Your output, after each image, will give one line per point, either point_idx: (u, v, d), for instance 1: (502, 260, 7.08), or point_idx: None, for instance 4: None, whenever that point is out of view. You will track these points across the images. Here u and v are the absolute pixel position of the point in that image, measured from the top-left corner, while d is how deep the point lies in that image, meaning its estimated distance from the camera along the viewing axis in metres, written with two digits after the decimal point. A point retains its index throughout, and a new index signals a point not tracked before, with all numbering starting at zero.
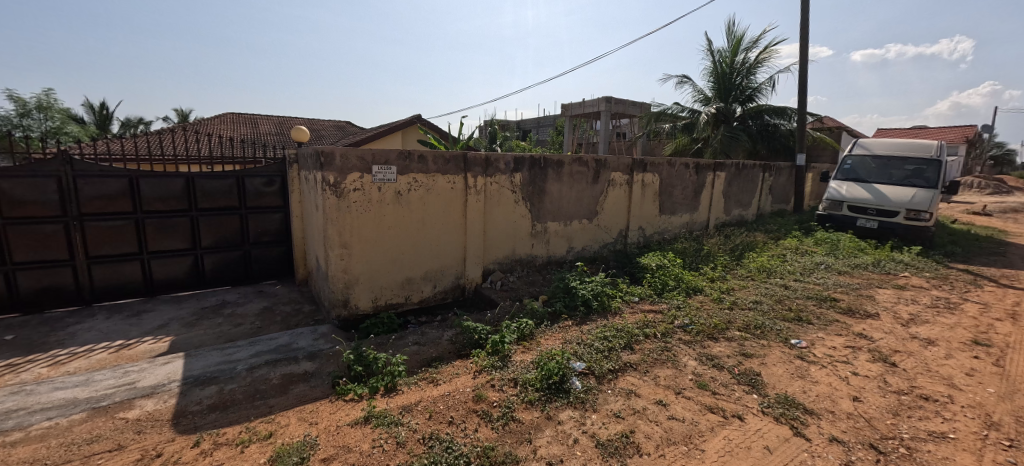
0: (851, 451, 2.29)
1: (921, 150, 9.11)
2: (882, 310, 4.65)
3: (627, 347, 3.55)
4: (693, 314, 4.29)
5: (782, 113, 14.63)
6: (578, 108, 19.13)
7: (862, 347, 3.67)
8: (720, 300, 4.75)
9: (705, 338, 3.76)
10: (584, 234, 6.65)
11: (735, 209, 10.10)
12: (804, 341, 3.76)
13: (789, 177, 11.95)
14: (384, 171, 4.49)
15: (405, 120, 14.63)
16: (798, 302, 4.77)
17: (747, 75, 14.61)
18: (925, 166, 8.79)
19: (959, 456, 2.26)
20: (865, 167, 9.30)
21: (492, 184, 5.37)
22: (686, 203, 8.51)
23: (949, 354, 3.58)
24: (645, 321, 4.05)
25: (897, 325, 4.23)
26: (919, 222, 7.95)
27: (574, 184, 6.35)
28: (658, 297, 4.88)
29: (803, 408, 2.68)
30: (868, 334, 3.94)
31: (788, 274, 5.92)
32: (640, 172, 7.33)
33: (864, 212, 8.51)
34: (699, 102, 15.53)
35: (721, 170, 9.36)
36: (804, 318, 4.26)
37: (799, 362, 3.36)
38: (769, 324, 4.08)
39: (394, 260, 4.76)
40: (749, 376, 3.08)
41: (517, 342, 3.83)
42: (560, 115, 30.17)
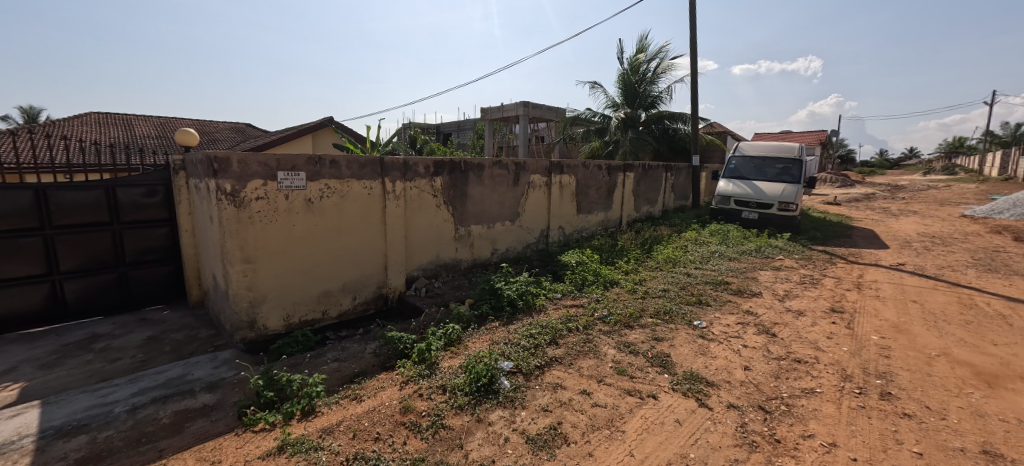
0: (745, 413, 2.61)
1: (787, 151, 10.64)
2: (764, 289, 5.36)
3: (553, 342, 3.68)
4: (611, 305, 4.58)
5: (680, 118, 16.16)
6: (497, 112, 19.40)
7: (749, 322, 4.20)
8: (634, 291, 5.12)
9: (622, 326, 4.03)
10: (508, 236, 6.76)
11: (643, 206, 10.96)
12: (704, 321, 4.19)
13: (688, 177, 13.26)
14: (291, 178, 4.16)
15: (316, 122, 13.68)
16: (699, 287, 5.32)
17: (650, 84, 15.99)
18: (791, 165, 10.28)
19: (825, 406, 2.68)
20: (746, 166, 10.64)
21: (411, 189, 5.23)
22: (601, 202, 9.05)
23: (815, 322, 4.23)
24: (568, 316, 4.23)
25: (775, 301, 4.91)
26: (788, 213, 9.28)
27: (496, 187, 6.43)
28: (579, 292, 5.13)
29: (705, 381, 2.99)
30: (754, 311, 4.52)
31: (690, 262, 6.58)
32: (558, 174, 7.64)
33: (747, 205, 9.73)
34: (609, 107, 16.63)
35: (630, 171, 10.09)
36: (704, 301, 4.78)
37: (701, 340, 3.73)
38: (675, 309, 4.49)
39: (308, 272, 4.42)
40: (660, 358, 3.36)
41: (445, 347, 3.77)
42: (479, 119, 30.40)
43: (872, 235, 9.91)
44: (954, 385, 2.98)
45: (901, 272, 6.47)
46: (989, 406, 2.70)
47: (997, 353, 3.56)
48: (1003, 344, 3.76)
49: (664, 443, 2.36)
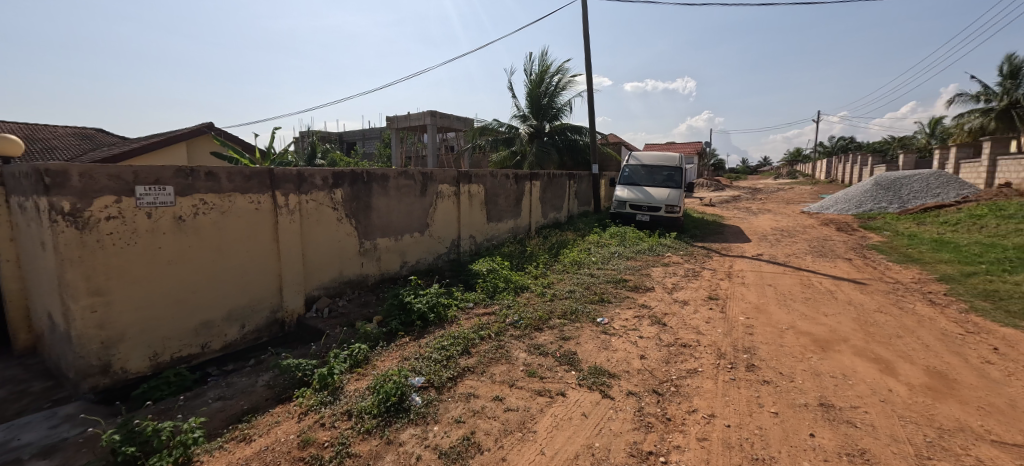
0: (641, 399, 2.84)
1: (670, 160, 11.96)
2: (656, 284, 5.94)
3: (465, 352, 3.65)
4: (521, 310, 4.69)
5: (579, 129, 17.11)
6: (403, 121, 18.92)
7: (644, 315, 4.61)
8: (543, 294, 5.31)
9: (532, 329, 4.14)
10: (418, 247, 6.59)
11: (550, 212, 11.48)
12: (606, 318, 4.49)
13: (589, 184, 14.19)
14: (156, 193, 3.60)
15: (191, 129, 12.07)
16: (601, 286, 5.71)
17: (553, 97, 16.87)
18: (673, 172, 11.56)
19: (705, 383, 3.03)
20: (637, 174, 11.71)
21: (307, 202, 4.84)
22: (510, 210, 9.26)
23: (697, 310, 4.78)
24: (480, 324, 4.23)
25: (665, 294, 5.47)
26: (674, 215, 10.41)
27: (403, 198, 6.24)
28: (490, 300, 5.17)
29: (607, 373, 3.19)
30: (648, 304, 4.98)
31: (593, 263, 7.03)
32: (466, 184, 7.66)
33: (640, 209, 10.69)
34: (515, 118, 17.20)
35: (537, 179, 10.51)
36: (605, 298, 5.14)
37: (604, 336, 3.99)
38: (580, 308, 4.74)
39: (181, 302, 3.84)
40: (568, 356, 3.51)
41: (350, 370, 3.53)
42: (386, 128, 29.49)
43: (738, 231, 11.55)
44: (799, 352, 3.57)
45: (761, 261, 7.61)
46: (823, 366, 3.29)
47: (827, 322, 4.36)
48: (831, 314, 4.62)
49: (573, 437, 2.46)
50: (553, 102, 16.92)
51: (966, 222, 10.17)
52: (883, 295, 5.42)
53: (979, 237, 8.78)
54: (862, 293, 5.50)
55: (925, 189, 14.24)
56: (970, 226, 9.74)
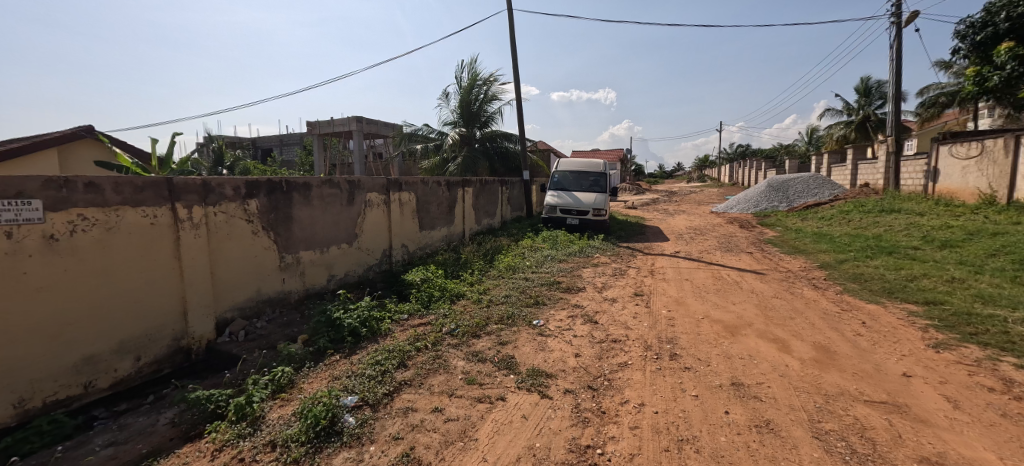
0: (578, 395, 2.94)
1: (595, 166, 12.58)
2: (587, 284, 6.20)
3: (401, 365, 3.53)
4: (458, 318, 4.63)
5: (510, 137, 17.40)
6: (326, 126, 17.91)
7: (577, 314, 4.79)
8: (479, 301, 5.30)
9: (469, 337, 4.12)
10: (346, 259, 6.26)
11: (484, 218, 11.52)
12: (542, 320, 4.60)
13: (521, 190, 14.48)
14: (20, 209, 3.04)
15: (67, 133, 10.50)
16: (535, 289, 5.84)
17: (483, 104, 17.03)
18: (599, 178, 12.17)
19: (634, 374, 3.22)
20: (566, 180, 12.18)
21: (216, 214, 4.40)
22: (443, 217, 9.16)
23: (625, 306, 5.07)
24: (415, 335, 4.11)
25: (596, 293, 5.73)
26: (601, 218, 10.95)
27: (328, 207, 5.91)
28: (426, 310, 5.05)
29: (545, 374, 3.27)
30: (580, 304, 5.19)
31: (528, 268, 7.16)
32: (397, 192, 7.45)
33: (570, 213, 11.11)
34: (445, 124, 17.17)
35: (469, 186, 10.51)
36: (540, 301, 5.26)
37: (540, 338, 4.08)
38: (517, 312, 4.81)
39: (55, 335, 3.25)
40: (506, 360, 3.54)
41: (273, 396, 3.24)
42: (307, 134, 27.85)
43: (658, 231, 12.47)
44: (713, 338, 3.93)
45: (679, 258, 8.26)
46: (734, 350, 3.65)
47: (735, 310, 4.85)
48: (738, 302, 5.14)
49: (514, 440, 2.48)
50: (484, 110, 17.06)
51: (838, 217, 11.89)
52: (778, 283, 6.14)
53: (848, 229, 10.30)
54: (762, 282, 6.20)
55: (807, 190, 16.43)
56: (842, 220, 11.41)
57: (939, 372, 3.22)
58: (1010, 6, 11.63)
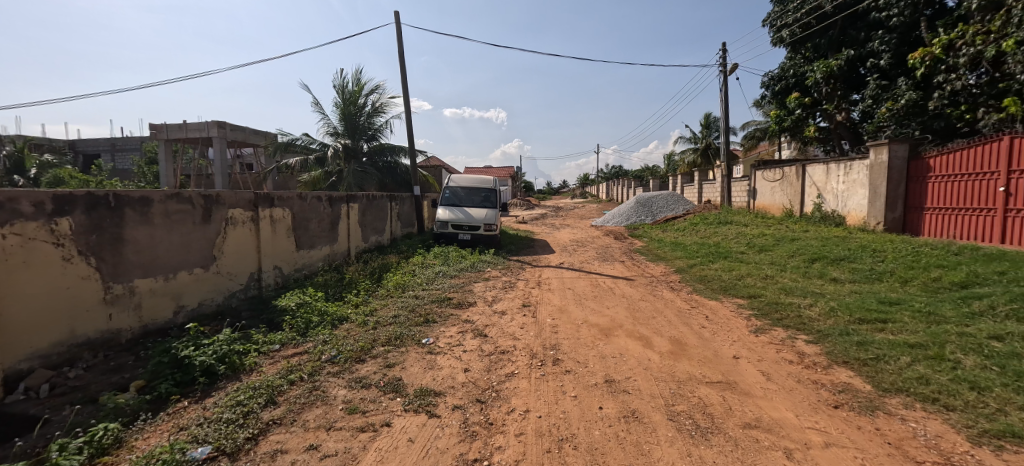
0: (466, 410, 2.95)
1: (485, 182, 12.89)
2: (478, 299, 6.27)
3: (270, 402, 3.13)
4: (340, 343, 4.30)
5: (400, 151, 16.95)
6: (177, 130, 15.37)
7: (467, 329, 4.81)
8: (365, 323, 4.99)
9: (353, 362, 3.85)
10: (199, 286, 5.38)
11: (372, 235, 10.95)
12: (431, 338, 4.51)
13: (412, 205, 14.12)
14: None
15: None
16: (425, 307, 5.71)
17: (370, 116, 16.38)
18: (489, 194, 12.48)
19: (521, 383, 3.33)
20: (457, 196, 12.27)
21: (4, 236, 3.44)
22: (324, 235, 8.47)
23: (513, 318, 5.24)
24: (287, 367, 3.69)
25: (486, 306, 5.84)
26: (491, 233, 11.20)
27: (174, 226, 5.04)
28: (303, 337, 4.58)
29: (433, 393, 3.21)
30: (470, 319, 5.23)
31: (418, 285, 6.99)
32: (268, 207, 6.70)
33: (461, 228, 11.18)
34: (328, 136, 16.09)
35: (354, 202, 9.92)
36: (430, 319, 5.15)
37: (430, 356, 4.00)
38: (405, 332, 4.64)
39: None
40: (393, 383, 3.39)
41: (91, 462, 2.58)
42: (151, 139, 23.64)
43: (546, 244, 13.23)
44: (590, 341, 4.30)
45: (563, 269, 8.86)
46: (609, 350, 4.02)
47: (609, 314, 5.37)
48: (613, 307, 5.70)
49: None
50: (371, 122, 16.39)
51: (689, 228, 14.01)
52: (645, 287, 6.98)
53: (696, 238, 12.18)
54: (631, 287, 6.97)
55: (666, 205, 19.02)
56: (692, 231, 13.45)
57: (757, 352, 3.98)
58: (793, 67, 15.09)
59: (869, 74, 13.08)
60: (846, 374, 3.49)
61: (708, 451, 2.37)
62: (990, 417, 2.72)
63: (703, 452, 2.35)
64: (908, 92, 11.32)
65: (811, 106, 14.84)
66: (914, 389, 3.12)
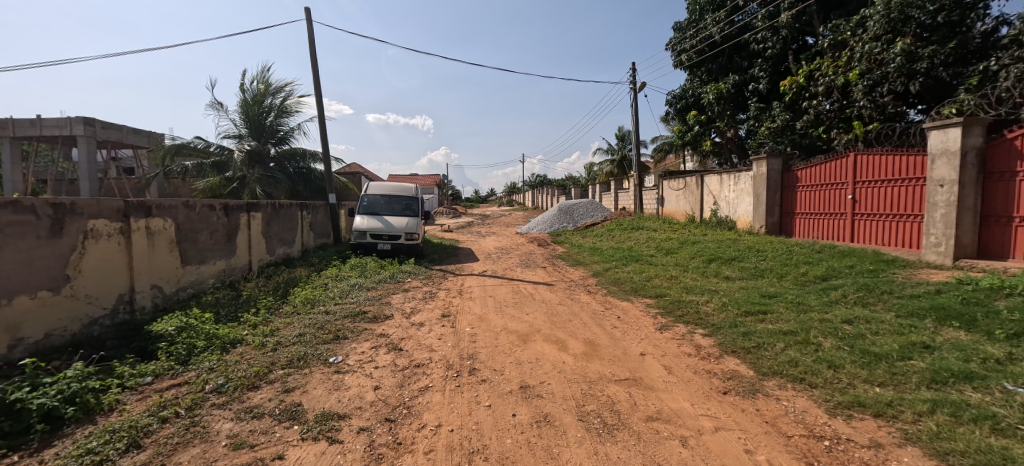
0: (373, 432, 2.76)
1: (406, 189, 12.44)
2: (395, 311, 5.98)
3: (132, 447, 2.66)
4: (230, 369, 3.82)
5: (313, 156, 15.86)
6: (26, 126, 12.85)
7: (381, 344, 4.56)
8: (263, 345, 4.49)
9: (244, 390, 3.43)
10: (48, 313, 4.49)
11: (278, 247, 10.01)
12: (340, 356, 4.20)
13: (326, 214, 13.19)
14: None
15: None
16: (336, 323, 5.31)
17: (278, 118, 15.13)
18: (411, 201, 12.06)
19: (434, 397, 3.21)
20: (376, 204, 11.73)
21: None
22: (218, 248, 7.55)
23: (431, 329, 5.07)
24: (158, 403, 3.18)
25: (404, 319, 5.60)
26: (413, 241, 10.81)
27: (9, 242, 4.16)
28: (184, 366, 4.01)
29: (336, 417, 2.96)
30: (386, 332, 4.97)
31: (329, 300, 6.50)
32: (142, 217, 5.81)
33: (381, 237, 10.69)
34: (227, 138, 14.54)
35: (256, 211, 9.01)
36: (340, 335, 4.80)
37: (336, 376, 3.70)
38: (310, 352, 4.26)
39: None
40: (290, 410, 3.07)
41: None
42: None
43: (470, 253, 13.14)
44: (508, 347, 4.30)
45: (485, 277, 8.83)
46: (526, 355, 4.05)
47: (528, 320, 5.42)
48: (532, 312, 5.78)
49: None
50: (280, 123, 15.15)
51: (606, 234, 14.82)
52: (564, 292, 7.19)
53: (612, 243, 12.92)
54: (551, 292, 7.15)
55: (586, 213, 19.95)
56: (609, 236, 14.25)
57: (661, 348, 4.27)
58: (691, 89, 16.76)
59: (751, 97, 14.93)
60: (734, 362, 3.86)
61: (613, 448, 2.45)
62: (843, 390, 3.18)
63: (608, 449, 2.43)
64: (781, 113, 13.08)
65: (706, 123, 16.54)
66: (785, 371, 3.55)
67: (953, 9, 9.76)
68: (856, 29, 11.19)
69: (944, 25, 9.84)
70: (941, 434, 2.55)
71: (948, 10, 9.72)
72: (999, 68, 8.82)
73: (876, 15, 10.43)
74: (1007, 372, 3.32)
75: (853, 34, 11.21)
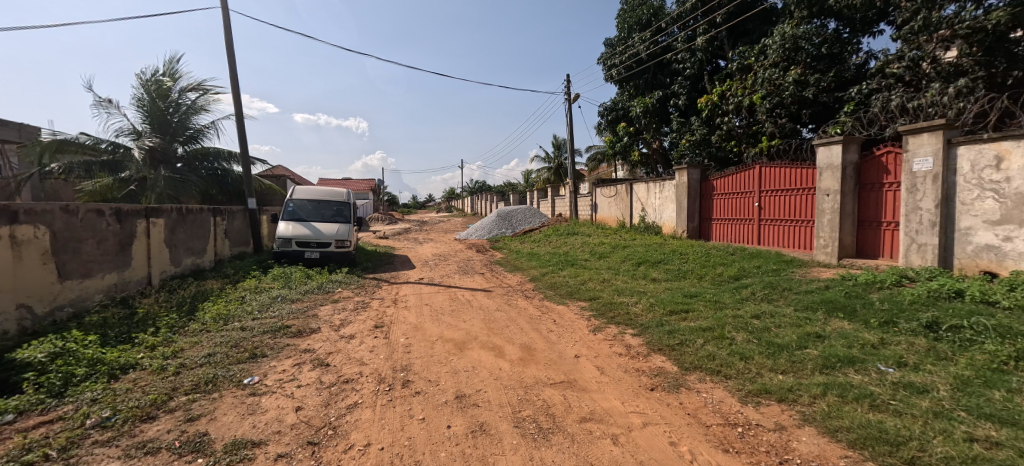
0: (294, 457, 2.54)
1: (337, 194, 11.79)
2: (322, 324, 5.60)
3: None
4: (119, 399, 3.33)
5: (230, 157, 14.55)
6: None
7: (305, 360, 4.24)
8: (162, 369, 3.98)
9: (136, 423, 3.00)
10: None
11: (186, 258, 9.00)
12: (256, 376, 3.84)
13: (244, 221, 12.10)
14: None
15: None
16: (253, 340, 4.86)
17: (188, 114, 13.72)
18: (343, 207, 11.45)
19: (364, 414, 3.03)
20: (303, 209, 10.99)
21: None
22: (108, 260, 6.61)
23: (362, 341, 4.82)
24: (21, 446, 2.68)
25: (332, 332, 5.26)
26: (344, 249, 10.23)
27: None
28: (59, 399, 3.43)
29: (250, 444, 2.69)
30: (311, 347, 4.63)
31: (245, 315, 5.94)
32: (6, 223, 4.95)
33: (308, 245, 10.00)
34: (124, 134, 12.90)
35: (158, 217, 8.04)
36: (257, 353, 4.39)
37: (251, 399, 3.37)
38: (220, 374, 3.85)
39: None
40: (194, 441, 2.74)
41: None
42: None
43: (406, 260, 12.76)
44: (444, 357, 4.20)
45: (422, 284, 8.59)
46: (462, 364, 3.98)
47: (465, 327, 5.34)
48: (470, 319, 5.71)
49: None
50: (192, 120, 13.70)
51: (543, 239, 15.15)
52: (501, 297, 7.20)
53: (549, 248, 13.21)
54: (489, 298, 7.12)
55: (523, 218, 20.25)
56: (546, 242, 14.56)
57: (593, 349, 4.41)
58: (621, 101, 17.72)
59: (673, 111, 16.10)
60: (659, 359, 4.09)
61: (548, 452, 2.47)
62: (752, 380, 3.49)
63: (543, 454, 2.45)
64: (699, 127, 14.23)
65: (634, 135, 17.54)
66: (704, 365, 3.82)
67: (834, 43, 11.21)
68: (759, 56, 12.50)
69: (827, 56, 11.23)
70: (830, 414, 2.88)
71: (830, 43, 11.19)
72: (869, 94, 10.27)
73: (774, 43, 11.75)
74: (880, 355, 3.85)
75: (757, 59, 12.55)
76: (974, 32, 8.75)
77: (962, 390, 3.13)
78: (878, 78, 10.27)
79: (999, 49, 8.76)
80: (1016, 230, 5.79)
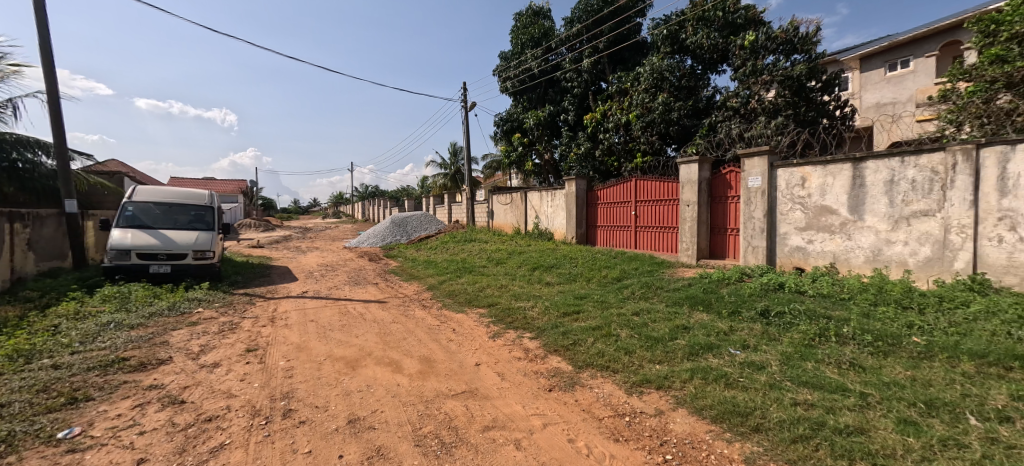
0: None
1: (196, 197, 10.07)
2: (175, 353, 4.68)
3: None
4: None
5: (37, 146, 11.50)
6: None
7: (151, 399, 3.49)
8: None
9: None
10: None
11: None
12: (77, 427, 3.03)
13: (59, 228, 9.63)
14: None
15: None
16: (72, 380, 3.84)
17: None
18: (203, 212, 9.80)
19: (232, 457, 2.58)
20: (147, 215, 9.15)
21: None
22: None
23: (229, 369, 4.14)
24: None
25: (188, 361, 4.42)
26: (205, 260, 8.74)
27: None
28: None
29: None
30: (158, 383, 3.82)
31: (60, 348, 4.68)
32: None
33: (155, 257, 8.33)
34: None
35: None
36: (79, 396, 3.48)
37: (68, 457, 2.64)
38: (19, 429, 2.95)
39: None
40: None
41: None
42: None
43: (286, 271, 11.42)
44: (332, 378, 3.81)
45: (305, 298, 7.76)
46: (353, 384, 3.65)
47: (357, 343, 4.93)
48: (362, 335, 5.29)
49: None
50: None
51: (440, 246, 14.88)
52: (397, 309, 6.83)
53: (446, 255, 13.02)
54: (383, 310, 6.70)
55: (419, 225, 19.67)
56: (443, 249, 14.33)
57: (493, 355, 4.41)
58: (515, 113, 18.36)
59: (562, 125, 17.19)
60: (556, 360, 4.26)
61: None
62: (636, 372, 3.81)
63: None
64: (584, 142, 15.40)
65: (527, 145, 18.28)
66: (595, 362, 4.07)
67: (690, 78, 13.04)
68: (633, 82, 14.02)
69: (686, 87, 13.09)
70: (698, 395, 3.27)
71: (687, 78, 13.02)
72: (717, 122, 12.17)
73: (645, 73, 13.32)
74: (731, 340, 4.53)
75: (631, 85, 14.06)
76: (785, 79, 11.13)
77: (787, 364, 3.83)
78: (722, 109, 12.26)
79: (801, 93, 11.23)
80: (815, 234, 7.35)
